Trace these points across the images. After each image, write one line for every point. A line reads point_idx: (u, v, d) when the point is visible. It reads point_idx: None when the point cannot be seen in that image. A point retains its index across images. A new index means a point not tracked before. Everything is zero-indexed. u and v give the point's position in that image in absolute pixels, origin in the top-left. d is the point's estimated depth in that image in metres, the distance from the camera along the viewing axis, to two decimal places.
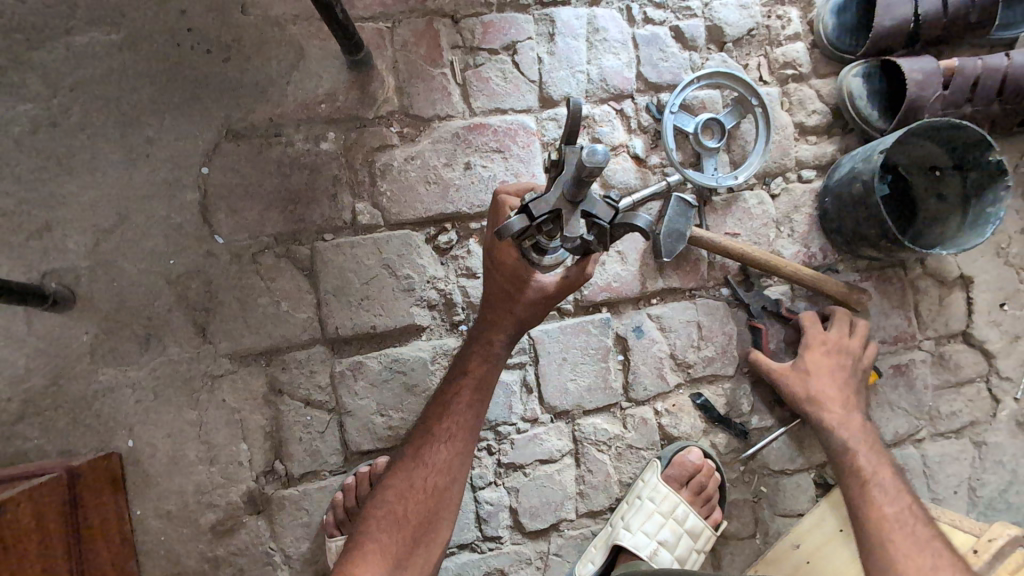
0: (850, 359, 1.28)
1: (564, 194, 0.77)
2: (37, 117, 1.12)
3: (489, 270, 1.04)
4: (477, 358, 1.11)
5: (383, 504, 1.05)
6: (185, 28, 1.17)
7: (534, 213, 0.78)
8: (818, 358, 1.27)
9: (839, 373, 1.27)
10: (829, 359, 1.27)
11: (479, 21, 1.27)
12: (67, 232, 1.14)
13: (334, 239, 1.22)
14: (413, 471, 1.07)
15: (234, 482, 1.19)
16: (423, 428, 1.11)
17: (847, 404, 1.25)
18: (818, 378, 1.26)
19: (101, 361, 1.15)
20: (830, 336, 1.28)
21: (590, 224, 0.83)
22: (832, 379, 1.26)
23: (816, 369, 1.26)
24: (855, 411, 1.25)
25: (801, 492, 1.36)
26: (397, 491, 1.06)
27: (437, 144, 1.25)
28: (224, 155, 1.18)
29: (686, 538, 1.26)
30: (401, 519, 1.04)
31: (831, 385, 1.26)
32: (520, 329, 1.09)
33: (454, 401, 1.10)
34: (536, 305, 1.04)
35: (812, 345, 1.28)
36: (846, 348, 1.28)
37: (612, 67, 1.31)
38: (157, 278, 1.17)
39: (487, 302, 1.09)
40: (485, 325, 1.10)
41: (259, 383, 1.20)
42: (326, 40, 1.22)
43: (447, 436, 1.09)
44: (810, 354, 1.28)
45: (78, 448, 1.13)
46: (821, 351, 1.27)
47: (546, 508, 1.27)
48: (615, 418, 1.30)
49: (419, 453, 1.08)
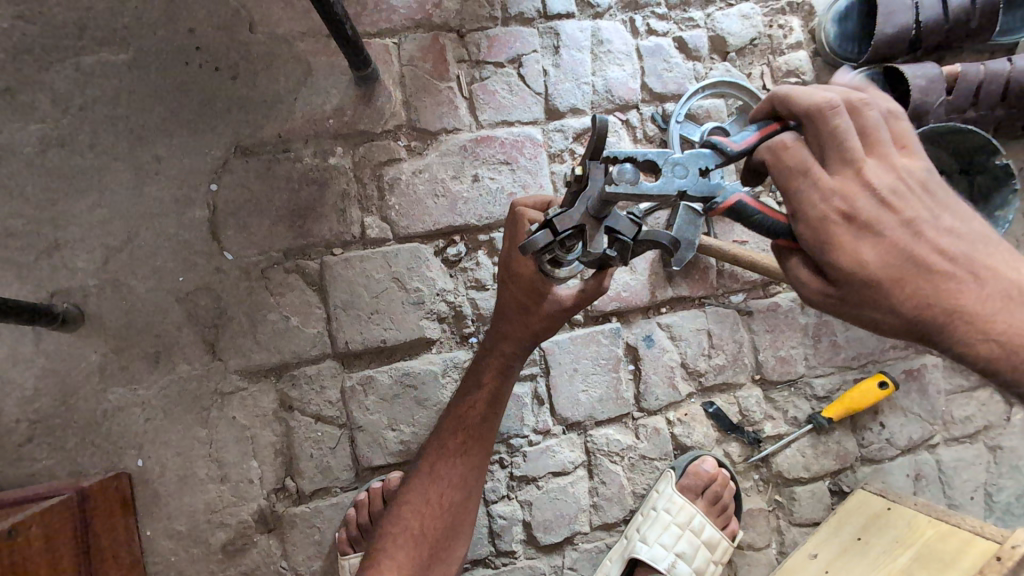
0: (900, 205, 0.70)
1: (591, 209, 0.77)
2: (47, 137, 1.12)
3: (506, 282, 1.03)
4: (491, 370, 1.11)
5: (401, 520, 1.08)
6: (193, 46, 1.17)
7: (559, 227, 0.77)
8: (855, 255, 0.70)
9: (909, 251, 0.70)
10: (874, 239, 0.70)
11: (485, 35, 1.28)
12: (76, 251, 1.13)
13: (343, 253, 1.22)
14: (428, 487, 1.10)
15: (245, 501, 1.18)
16: (438, 441, 1.12)
17: (954, 281, 0.69)
18: (884, 267, 0.69)
19: (110, 379, 1.14)
20: (838, 200, 0.70)
21: (612, 240, 0.81)
22: (905, 274, 0.69)
23: (873, 254, 0.70)
24: (967, 259, 0.70)
25: (816, 499, 1.34)
26: (412, 506, 1.09)
27: (445, 156, 1.26)
28: (232, 172, 1.18)
29: (703, 550, 1.24)
30: (417, 534, 1.08)
31: (911, 286, 0.69)
32: (535, 341, 1.08)
33: (467, 414, 1.11)
34: (552, 319, 1.03)
35: (833, 234, 0.70)
36: (875, 191, 0.70)
37: (617, 78, 1.32)
38: (165, 295, 1.16)
39: (501, 314, 1.08)
40: (497, 337, 1.10)
41: (269, 400, 1.19)
42: (333, 56, 1.22)
43: (460, 451, 1.11)
44: (839, 256, 0.70)
45: (88, 468, 1.12)
46: (849, 237, 0.70)
47: (560, 521, 1.26)
48: (627, 429, 1.30)
49: (434, 468, 1.11)
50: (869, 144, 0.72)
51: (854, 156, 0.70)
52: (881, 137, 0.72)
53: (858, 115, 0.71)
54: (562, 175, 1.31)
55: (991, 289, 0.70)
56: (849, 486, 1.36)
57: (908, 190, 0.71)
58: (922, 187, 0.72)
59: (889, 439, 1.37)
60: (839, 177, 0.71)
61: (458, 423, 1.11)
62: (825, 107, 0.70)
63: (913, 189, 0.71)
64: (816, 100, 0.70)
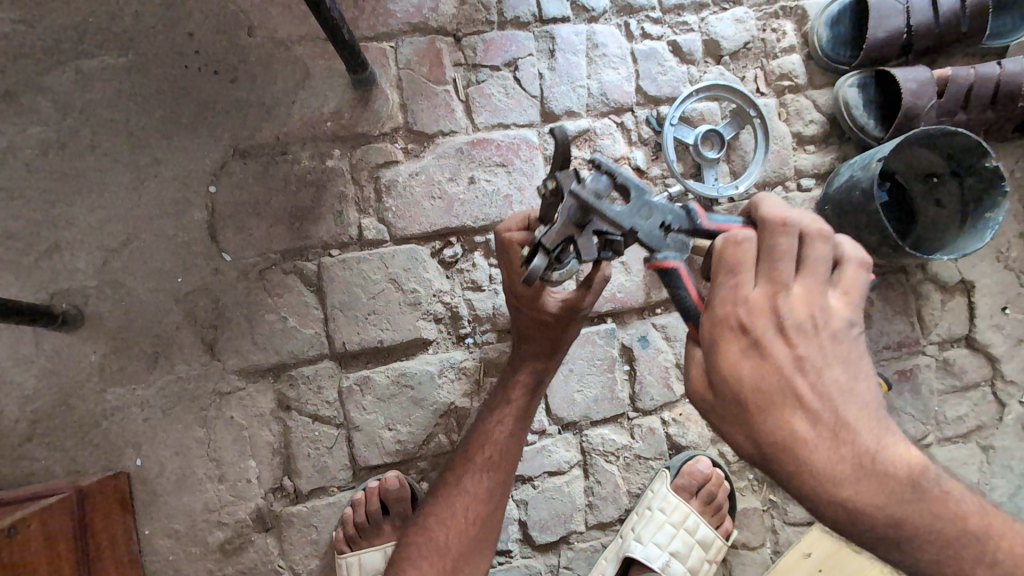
0: (807, 341, 0.66)
1: (575, 218, 0.78)
2: (47, 139, 1.14)
3: (518, 308, 1.10)
4: (520, 389, 1.14)
5: (426, 531, 1.10)
6: (192, 50, 1.19)
7: (550, 244, 0.78)
8: (737, 366, 0.67)
9: (795, 385, 0.65)
10: (763, 358, 0.66)
11: (481, 39, 1.29)
12: (76, 252, 1.15)
13: (340, 254, 1.23)
14: (453, 500, 1.10)
15: (243, 500, 1.19)
16: (466, 454, 1.13)
17: (835, 433, 0.63)
18: (761, 393, 0.66)
19: (110, 379, 1.15)
20: (743, 311, 0.68)
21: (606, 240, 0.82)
22: (774, 401, 0.65)
23: (754, 375, 0.66)
24: (856, 422, 0.64)
25: (810, 499, 1.35)
26: (438, 519, 1.10)
27: (441, 159, 1.27)
28: (231, 174, 1.20)
29: (698, 549, 1.25)
30: (441, 546, 1.08)
31: (777, 417, 0.65)
32: (556, 356, 1.13)
33: (494, 428, 1.13)
34: (574, 332, 1.11)
35: (725, 340, 0.68)
36: (789, 318, 0.66)
37: (612, 82, 1.34)
38: (165, 296, 1.17)
39: (521, 333, 1.14)
40: (521, 354, 1.15)
41: (268, 400, 1.20)
42: (331, 60, 1.24)
43: (487, 465, 1.11)
44: (721, 360, 0.68)
45: (88, 467, 1.13)
46: (739, 348, 0.67)
47: (555, 521, 1.27)
48: (623, 428, 1.31)
49: (460, 481, 1.11)
50: (809, 273, 0.68)
51: (784, 280, 0.67)
52: (817, 269, 0.68)
53: (816, 243, 0.67)
54: None
55: (851, 453, 0.63)
56: None
57: (819, 330, 0.67)
58: (843, 335, 0.67)
59: None
60: (763, 291, 0.67)
61: (485, 438, 1.13)
62: (776, 224, 0.67)
63: (829, 332, 0.67)
64: (773, 213, 0.68)
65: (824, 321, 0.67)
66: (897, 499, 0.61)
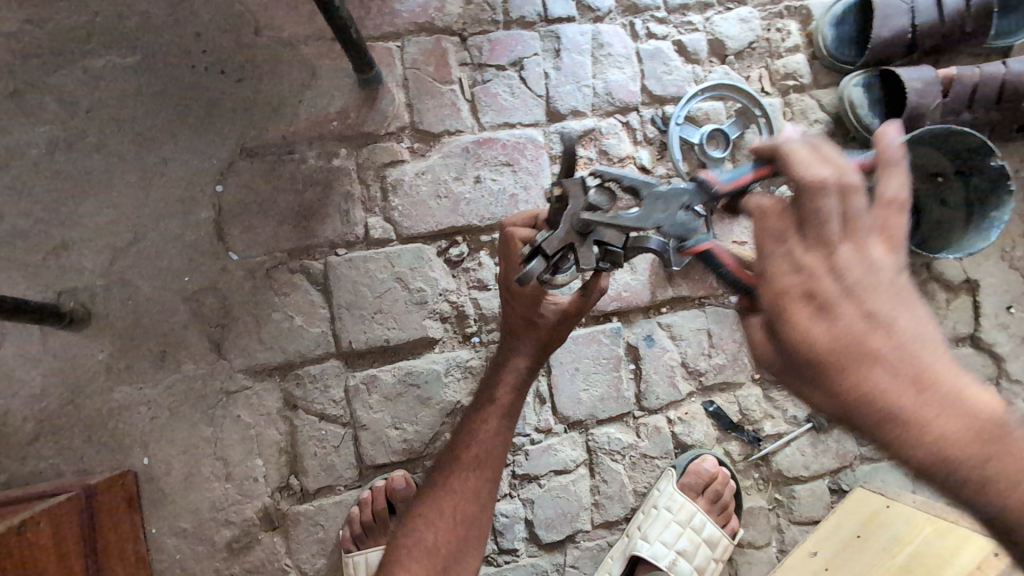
0: (868, 298, 0.65)
1: (574, 226, 0.79)
2: (55, 139, 1.14)
3: (508, 301, 1.08)
4: (507, 386, 1.13)
5: (414, 533, 1.07)
6: (199, 49, 1.19)
7: (549, 250, 0.79)
8: (806, 335, 0.65)
9: (864, 345, 0.64)
10: (827, 321, 0.65)
11: (487, 39, 1.30)
12: (83, 251, 1.15)
13: (346, 254, 1.24)
14: (442, 499, 1.08)
15: (250, 499, 1.19)
16: (453, 453, 1.12)
17: (909, 384, 0.62)
18: (832, 354, 0.64)
19: (117, 378, 1.15)
20: (801, 277, 0.66)
21: (604, 252, 0.82)
22: (849, 362, 0.64)
23: (821, 338, 0.65)
24: (929, 368, 0.63)
25: (816, 498, 1.35)
26: (427, 519, 1.07)
27: (447, 159, 1.27)
28: (238, 173, 1.20)
29: (704, 547, 1.25)
30: (430, 547, 1.05)
31: (853, 376, 0.63)
32: (543, 353, 1.12)
33: (482, 426, 1.11)
34: (561, 331, 1.09)
35: (786, 309, 0.66)
36: (844, 280, 0.65)
37: (617, 81, 1.34)
38: (172, 295, 1.18)
39: (509, 330, 1.13)
40: (508, 350, 1.14)
41: (274, 398, 1.21)
42: (337, 59, 1.24)
43: (475, 463, 1.10)
44: (787, 328, 0.66)
45: (95, 466, 1.13)
46: (802, 315, 0.66)
47: (561, 520, 1.27)
48: (629, 427, 1.31)
49: (448, 480, 1.09)
50: (852, 229, 0.67)
51: (831, 239, 0.66)
52: (863, 225, 0.67)
53: (852, 196, 0.67)
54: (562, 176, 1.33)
55: (931, 399, 0.62)
56: (849, 484, 1.37)
57: (878, 286, 0.66)
58: (897, 284, 0.67)
59: None
60: (811, 255, 0.66)
61: (472, 436, 1.11)
62: (814, 183, 0.66)
63: (885, 284, 0.66)
64: (809, 173, 0.66)
65: (878, 273, 0.66)
66: (984, 439, 0.60)
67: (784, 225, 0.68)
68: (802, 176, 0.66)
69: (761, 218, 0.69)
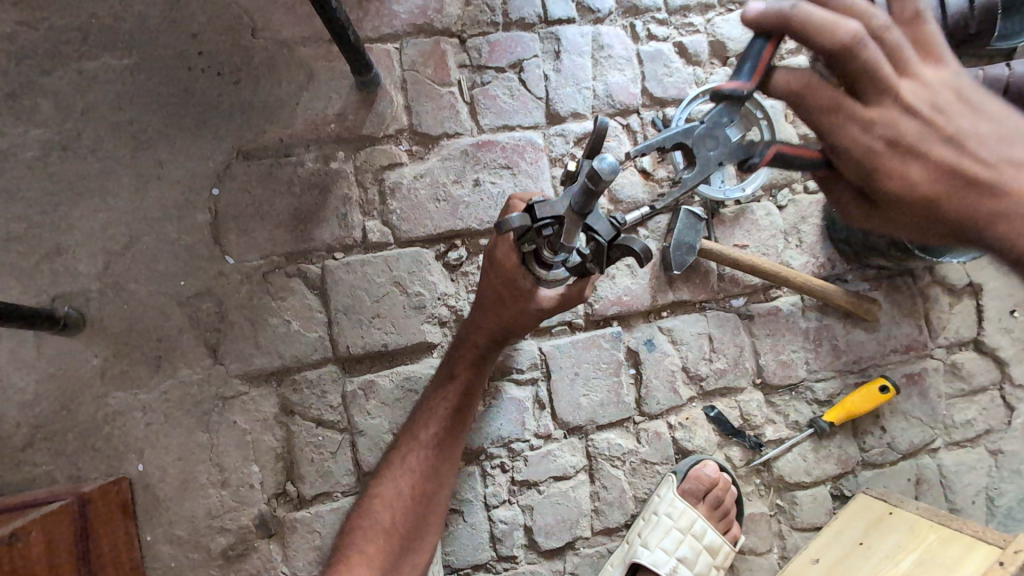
0: (941, 122, 0.76)
1: (570, 202, 0.80)
2: (49, 141, 1.13)
3: (487, 270, 1.09)
4: (464, 364, 1.15)
5: (373, 513, 1.13)
6: (195, 51, 1.18)
7: (538, 214, 0.81)
8: (903, 178, 0.77)
9: (955, 164, 0.76)
10: (915, 159, 0.77)
11: (486, 40, 1.28)
12: (77, 255, 1.14)
13: (344, 258, 1.22)
14: (398, 479, 1.14)
15: (246, 506, 1.18)
16: (409, 434, 1.16)
17: (1003, 176, 0.75)
18: (925, 180, 0.77)
19: (111, 384, 1.14)
20: (879, 130, 0.76)
21: (589, 239, 0.85)
22: (949, 183, 0.76)
23: (913, 170, 0.77)
24: (1000, 150, 0.76)
25: (817, 504, 1.34)
26: (384, 498, 1.13)
27: (446, 162, 1.26)
28: (234, 176, 1.19)
29: (705, 554, 1.23)
30: (388, 525, 1.12)
31: (954, 194, 0.77)
32: (504, 330, 1.11)
33: (436, 408, 1.16)
34: (524, 313, 1.07)
35: (875, 162, 0.78)
36: (917, 117, 0.76)
37: (618, 83, 1.33)
38: (167, 299, 1.16)
39: (478, 302, 1.13)
40: (471, 326, 1.15)
41: (271, 404, 1.19)
42: (334, 62, 1.23)
43: (429, 443, 1.15)
44: (887, 180, 0.78)
45: (89, 473, 1.12)
46: (894, 161, 0.77)
47: (562, 526, 1.25)
48: (629, 433, 1.29)
49: (405, 461, 1.14)
50: (899, 63, 0.76)
51: (890, 86, 0.75)
52: (904, 56, 0.76)
53: (886, 34, 0.74)
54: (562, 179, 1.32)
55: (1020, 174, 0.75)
56: (851, 490, 1.36)
57: (934, 100, 0.77)
58: (953, 98, 0.77)
59: (890, 443, 1.37)
60: (878, 108, 0.76)
61: (428, 416, 1.15)
62: (851, 40, 0.72)
63: (947, 101, 0.77)
64: (841, 36, 0.72)
65: (938, 93, 0.77)
66: None
67: (836, 93, 0.76)
68: (829, 44, 0.72)
69: (803, 98, 0.78)
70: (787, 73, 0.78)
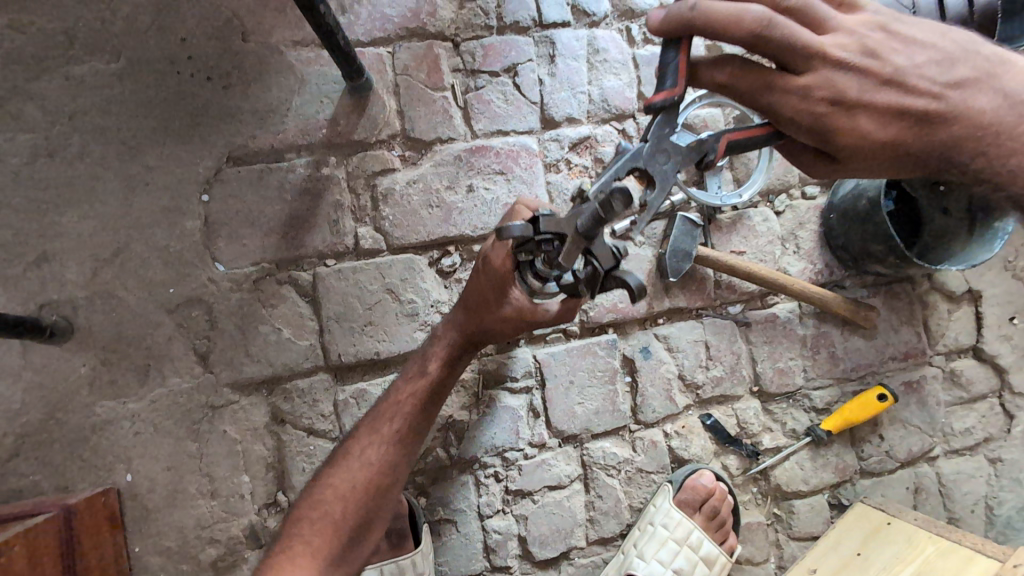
0: (879, 68, 0.74)
1: (577, 221, 0.76)
2: (36, 147, 1.11)
3: (478, 271, 1.08)
4: (437, 360, 1.11)
5: (321, 505, 1.02)
6: (185, 55, 1.16)
7: (543, 227, 0.76)
8: (857, 132, 0.76)
9: (901, 105, 0.75)
10: (863, 111, 0.75)
11: (480, 44, 1.27)
12: (65, 262, 1.12)
13: (336, 265, 1.21)
14: (354, 471, 1.04)
15: (236, 516, 1.16)
16: (373, 425, 1.08)
17: (950, 104, 0.75)
18: (876, 127, 0.76)
19: (100, 393, 1.12)
20: (817, 94, 0.74)
21: (586, 263, 0.82)
22: (904, 124, 0.76)
23: (863, 122, 0.75)
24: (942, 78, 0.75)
25: (815, 513, 1.33)
26: (336, 491, 1.03)
27: (439, 167, 1.24)
28: (225, 181, 1.17)
29: (701, 566, 1.21)
30: (338, 520, 1.01)
31: (910, 132, 0.76)
32: (481, 334, 1.09)
33: (405, 401, 1.09)
34: (505, 323, 1.06)
35: (826, 123, 0.76)
36: (851, 71, 0.74)
37: (613, 88, 1.32)
38: (156, 307, 1.15)
39: (462, 301, 1.12)
40: (450, 322, 1.13)
41: (262, 413, 1.18)
42: (326, 66, 1.21)
43: (394, 436, 1.07)
44: (842, 137, 0.76)
45: (76, 484, 1.10)
46: (843, 119, 0.75)
47: (556, 536, 1.24)
48: (624, 441, 1.28)
49: (363, 453, 1.05)
50: (814, 28, 0.75)
51: (816, 47, 0.73)
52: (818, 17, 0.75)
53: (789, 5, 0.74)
54: (557, 185, 1.30)
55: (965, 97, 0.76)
56: (849, 499, 1.34)
57: (868, 45, 0.74)
58: (881, 38, 0.75)
59: (889, 452, 1.35)
60: (811, 74, 0.74)
61: (394, 409, 1.09)
62: (761, 27, 0.71)
63: (877, 43, 0.75)
64: (748, 26, 0.72)
65: (865, 38, 0.75)
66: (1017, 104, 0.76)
67: (761, 74, 0.76)
68: (742, 35, 0.72)
69: (729, 85, 0.79)
70: (706, 67, 0.79)
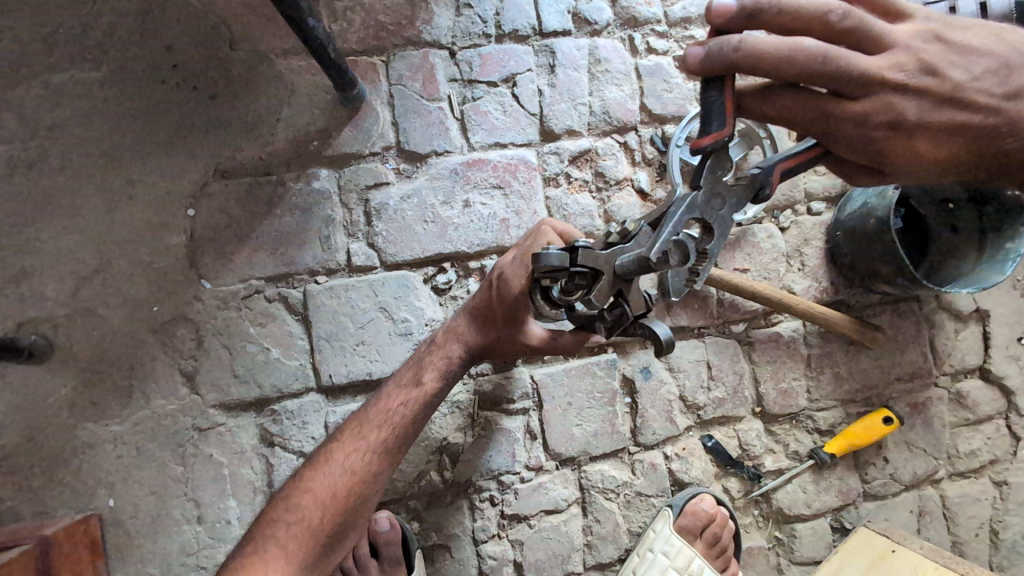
0: (937, 86, 0.68)
1: (619, 262, 0.73)
2: (12, 159, 1.06)
3: (490, 288, 1.06)
4: (433, 371, 1.07)
5: (298, 508, 0.97)
6: (169, 64, 1.11)
7: (579, 259, 0.73)
8: (911, 152, 0.71)
9: (959, 122, 0.70)
10: (919, 130, 0.70)
11: (477, 53, 1.22)
12: (44, 279, 1.07)
13: (327, 282, 1.17)
14: (336, 477, 0.99)
15: (222, 542, 1.13)
16: (360, 431, 1.03)
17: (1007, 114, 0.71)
18: (932, 146, 0.71)
19: (81, 416, 1.08)
20: (876, 118, 0.68)
21: (615, 302, 0.78)
22: (958, 139, 0.71)
23: (920, 142, 0.70)
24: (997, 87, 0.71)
25: (817, 536, 1.30)
26: (315, 495, 0.98)
27: (434, 181, 1.20)
28: (211, 196, 1.13)
29: None
30: (314, 525, 0.97)
31: (966, 146, 0.72)
32: (484, 348, 1.08)
33: (396, 409, 1.04)
34: (514, 346, 1.06)
35: (882, 148, 0.70)
36: (909, 92, 0.68)
37: (615, 99, 1.28)
38: (140, 326, 1.11)
39: (469, 310, 1.10)
40: (450, 330, 1.10)
41: (249, 435, 1.15)
42: (317, 75, 1.17)
43: (382, 444, 1.02)
44: (898, 160, 0.71)
45: (54, 511, 1.06)
46: (898, 142, 0.70)
47: (552, 562, 1.21)
48: (624, 464, 1.25)
49: (347, 458, 1.01)
50: (865, 47, 0.68)
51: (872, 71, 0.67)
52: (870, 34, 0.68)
53: (842, 26, 0.66)
54: (557, 200, 1.26)
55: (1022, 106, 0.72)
56: (852, 523, 1.32)
57: (923, 60, 0.68)
58: (937, 50, 0.69)
59: (893, 475, 1.33)
60: (869, 99, 0.67)
61: (384, 415, 1.04)
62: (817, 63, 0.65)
63: (934, 57, 0.69)
64: (803, 65, 0.65)
65: (920, 51, 0.69)
66: None
67: (815, 102, 0.69)
68: (795, 74, 0.66)
69: (780, 116, 0.71)
70: (752, 98, 0.71)
